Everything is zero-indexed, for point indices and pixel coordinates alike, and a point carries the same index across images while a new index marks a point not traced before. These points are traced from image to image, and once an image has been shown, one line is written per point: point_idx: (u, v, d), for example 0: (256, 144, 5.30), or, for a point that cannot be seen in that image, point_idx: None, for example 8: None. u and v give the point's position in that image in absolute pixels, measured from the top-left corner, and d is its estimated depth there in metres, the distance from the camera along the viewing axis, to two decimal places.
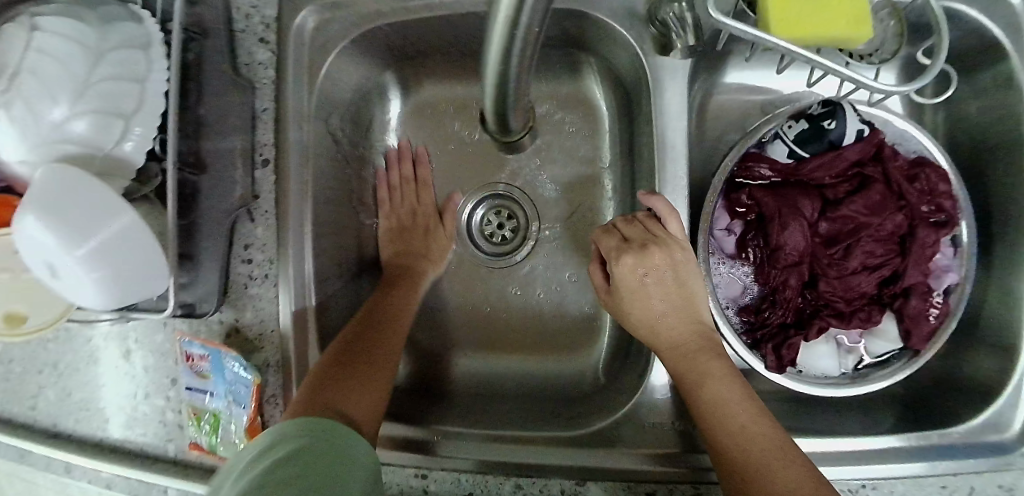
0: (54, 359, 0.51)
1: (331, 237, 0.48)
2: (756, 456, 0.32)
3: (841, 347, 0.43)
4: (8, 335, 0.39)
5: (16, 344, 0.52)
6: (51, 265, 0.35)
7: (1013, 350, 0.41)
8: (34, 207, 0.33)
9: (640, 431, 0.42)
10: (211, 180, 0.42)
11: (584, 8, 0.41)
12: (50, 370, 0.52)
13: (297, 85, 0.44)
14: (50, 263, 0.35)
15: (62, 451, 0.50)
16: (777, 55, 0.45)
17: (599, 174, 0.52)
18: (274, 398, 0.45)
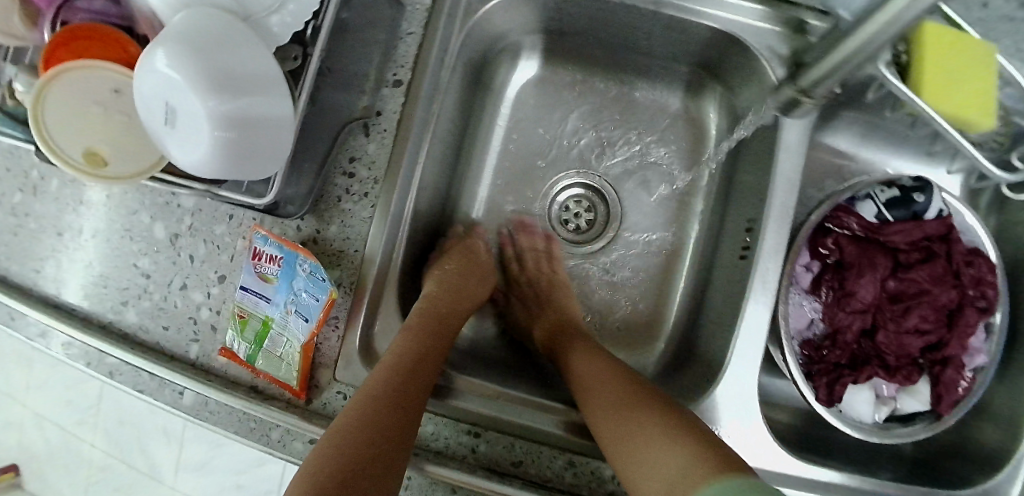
0: (84, 225, 0.47)
1: (430, 177, 0.47)
2: (621, 436, 0.36)
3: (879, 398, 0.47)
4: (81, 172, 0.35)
5: (43, 198, 0.47)
6: (171, 111, 0.32)
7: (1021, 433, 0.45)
8: (180, 43, 0.31)
9: None
10: (339, 83, 0.41)
11: (740, 34, 0.43)
12: (74, 235, 0.47)
13: (449, 21, 0.44)
14: (172, 107, 0.32)
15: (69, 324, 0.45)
16: (873, 130, 0.50)
17: (687, 191, 0.54)
18: (336, 320, 0.43)
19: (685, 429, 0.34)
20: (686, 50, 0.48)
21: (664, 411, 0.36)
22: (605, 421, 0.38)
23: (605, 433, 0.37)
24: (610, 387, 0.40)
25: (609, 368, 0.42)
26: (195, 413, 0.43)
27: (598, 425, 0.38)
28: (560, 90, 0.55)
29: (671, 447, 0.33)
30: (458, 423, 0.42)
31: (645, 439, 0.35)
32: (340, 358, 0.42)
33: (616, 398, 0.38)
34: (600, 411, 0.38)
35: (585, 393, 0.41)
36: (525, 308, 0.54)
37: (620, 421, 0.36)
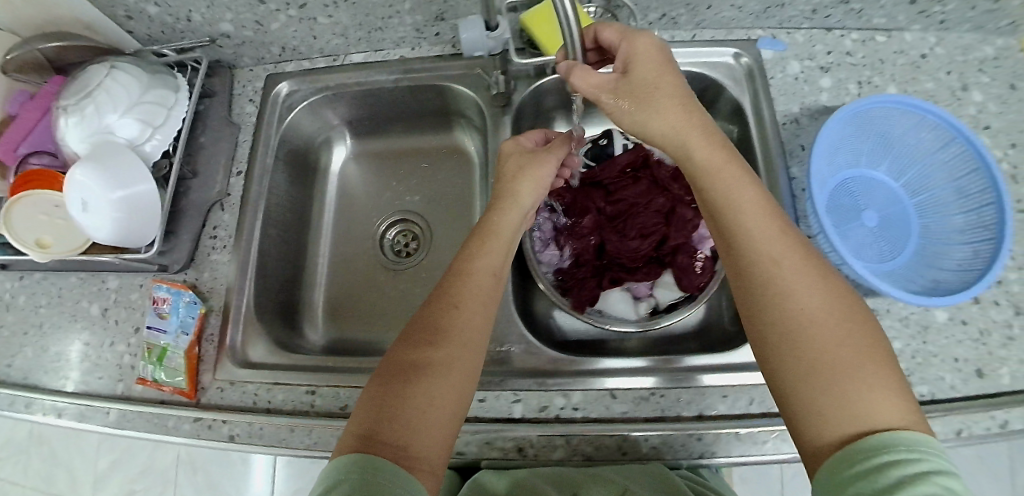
0: (41, 320, 0.65)
1: (274, 229, 0.67)
2: (813, 381, 0.35)
3: (635, 297, 0.60)
4: (36, 255, 0.56)
5: (13, 310, 0.66)
6: (84, 203, 0.54)
7: None
8: (92, 161, 0.54)
9: None
10: (200, 180, 0.65)
11: (444, 83, 0.66)
12: (34, 330, 0.65)
13: (268, 127, 0.67)
14: (85, 200, 0.54)
15: (27, 391, 0.61)
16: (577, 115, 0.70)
17: (472, 195, 0.74)
18: (210, 337, 0.60)
19: (881, 378, 0.34)
20: (433, 102, 0.70)
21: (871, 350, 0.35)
22: (811, 326, 0.36)
23: (815, 347, 0.35)
24: (811, 318, 0.36)
25: (807, 271, 0.38)
26: (119, 428, 0.58)
27: (792, 330, 0.36)
28: (377, 155, 0.77)
29: (864, 380, 0.34)
30: (300, 388, 0.56)
31: (837, 384, 0.34)
32: (215, 364, 0.59)
33: (825, 319, 0.36)
34: (812, 322, 0.36)
35: (792, 305, 0.37)
36: (376, 312, 0.70)
37: (816, 360, 0.35)
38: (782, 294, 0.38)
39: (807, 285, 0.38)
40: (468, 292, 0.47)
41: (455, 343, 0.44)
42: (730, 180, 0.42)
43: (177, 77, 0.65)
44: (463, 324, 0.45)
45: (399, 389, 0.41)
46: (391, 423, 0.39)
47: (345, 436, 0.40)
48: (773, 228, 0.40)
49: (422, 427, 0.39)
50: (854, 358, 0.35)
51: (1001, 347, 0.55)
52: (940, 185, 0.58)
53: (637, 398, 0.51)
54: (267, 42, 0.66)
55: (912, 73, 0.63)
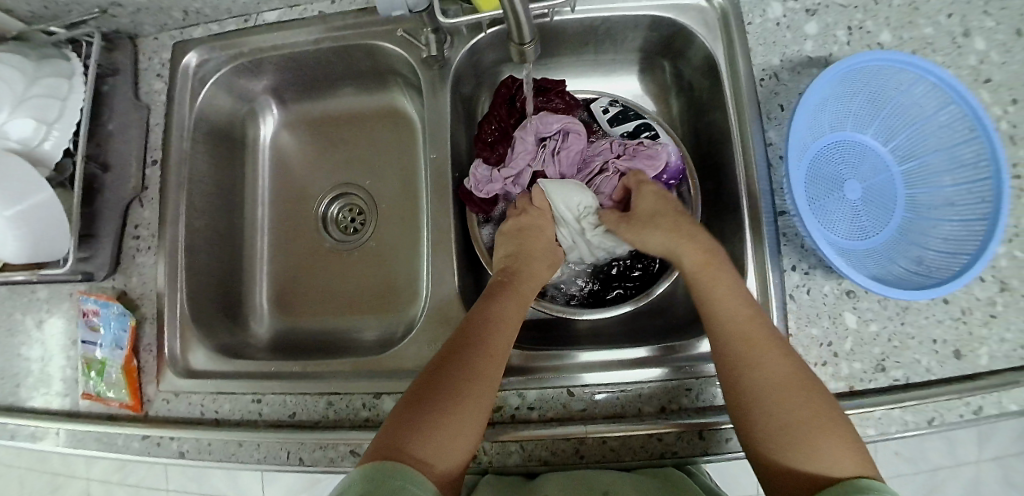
0: None
1: (200, 220, 0.62)
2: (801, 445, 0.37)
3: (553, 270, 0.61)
4: None
5: None
6: None
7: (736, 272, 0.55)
8: None
9: (423, 349, 0.53)
10: (113, 176, 0.60)
11: (369, 41, 0.60)
12: None
13: (180, 107, 0.61)
14: None
15: None
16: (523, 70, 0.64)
17: (415, 166, 0.69)
18: (148, 346, 0.57)
19: (855, 447, 0.37)
20: (362, 63, 0.64)
21: (836, 425, 0.38)
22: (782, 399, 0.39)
23: (778, 427, 0.38)
24: (774, 376, 0.40)
25: (775, 346, 0.42)
26: (71, 446, 0.57)
27: (775, 404, 0.39)
28: (314, 124, 0.72)
29: (826, 447, 0.36)
30: (244, 396, 0.54)
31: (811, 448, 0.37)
32: (156, 374, 0.56)
33: (801, 409, 0.38)
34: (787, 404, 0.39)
35: (772, 402, 0.39)
36: (324, 300, 0.67)
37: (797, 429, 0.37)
38: (749, 388, 0.40)
39: (789, 367, 0.40)
40: (499, 327, 0.46)
41: (486, 371, 0.43)
42: (731, 303, 0.44)
43: (65, 52, 0.57)
44: (487, 349, 0.44)
45: (421, 409, 0.40)
46: (426, 432, 0.39)
47: (370, 451, 0.39)
48: (750, 320, 0.43)
49: (449, 447, 0.39)
50: (817, 426, 0.37)
51: (982, 326, 0.52)
52: (933, 152, 0.52)
53: (593, 395, 0.49)
54: (166, 8, 0.59)
55: (908, 16, 0.56)
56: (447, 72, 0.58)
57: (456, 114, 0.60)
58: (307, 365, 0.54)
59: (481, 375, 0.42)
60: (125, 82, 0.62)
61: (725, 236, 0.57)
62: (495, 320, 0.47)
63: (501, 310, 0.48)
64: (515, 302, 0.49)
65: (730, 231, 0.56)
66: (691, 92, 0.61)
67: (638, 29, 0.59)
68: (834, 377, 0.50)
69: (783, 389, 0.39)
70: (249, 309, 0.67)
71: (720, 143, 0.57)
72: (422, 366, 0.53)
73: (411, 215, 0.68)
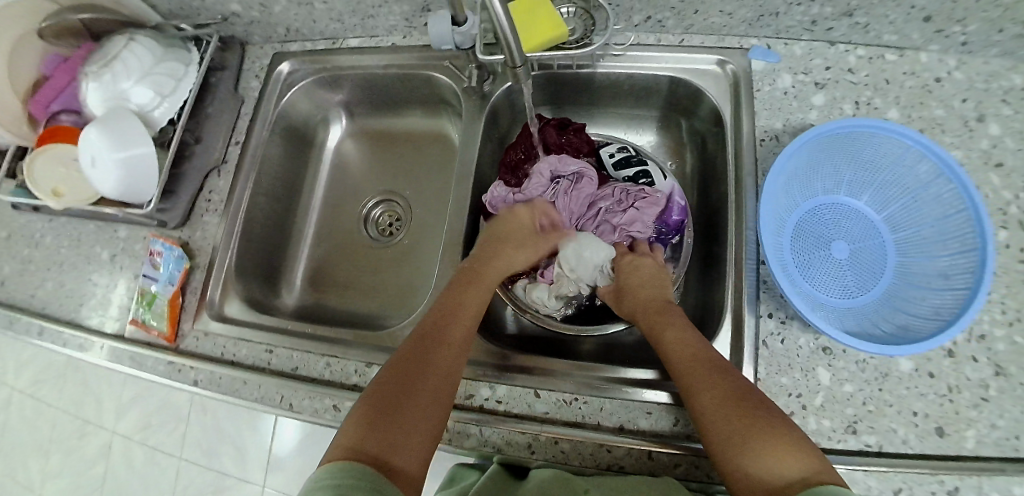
0: (63, 259, 0.74)
1: (262, 193, 0.73)
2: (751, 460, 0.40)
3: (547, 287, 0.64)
4: (52, 201, 0.65)
5: (41, 249, 0.75)
6: (93, 160, 0.61)
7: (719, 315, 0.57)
8: (101, 126, 0.60)
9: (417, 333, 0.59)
10: (200, 147, 0.72)
11: (426, 70, 0.70)
12: (57, 267, 0.74)
13: (267, 102, 0.74)
14: (93, 158, 0.61)
15: (44, 319, 0.70)
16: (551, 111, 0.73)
17: (447, 182, 0.78)
18: (192, 290, 0.66)
19: (797, 443, 0.39)
20: (417, 88, 0.75)
21: (773, 429, 0.40)
22: (727, 422, 0.42)
23: (725, 440, 0.42)
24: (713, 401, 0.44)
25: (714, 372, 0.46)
26: (111, 362, 0.65)
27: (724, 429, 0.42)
28: (369, 134, 0.82)
29: (765, 446, 0.40)
30: (259, 346, 0.61)
31: (753, 454, 0.40)
32: (194, 314, 0.64)
33: (733, 420, 0.42)
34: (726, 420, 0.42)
35: (718, 419, 0.43)
36: (346, 283, 0.75)
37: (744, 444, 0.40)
38: (701, 407, 0.44)
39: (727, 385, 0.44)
40: (463, 312, 0.53)
41: (443, 361, 0.49)
42: (679, 340, 0.50)
43: (188, 44, 0.72)
44: (447, 336, 0.50)
45: (387, 395, 0.45)
46: (394, 413, 0.43)
47: (339, 442, 0.42)
48: (695, 352, 0.48)
49: (416, 423, 0.44)
50: (757, 432, 0.40)
51: (971, 408, 0.52)
52: (927, 222, 0.53)
53: (557, 400, 0.52)
54: (272, 23, 0.73)
55: (920, 97, 0.60)
56: (484, 103, 0.67)
57: (487, 138, 0.68)
58: (316, 330, 0.61)
59: (441, 359, 0.48)
60: (227, 76, 0.76)
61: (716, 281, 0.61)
62: (462, 309, 0.53)
63: (466, 296, 0.54)
64: (475, 291, 0.55)
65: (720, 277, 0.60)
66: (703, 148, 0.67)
67: (659, 86, 0.66)
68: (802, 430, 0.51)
69: (717, 409, 0.43)
70: (282, 280, 0.76)
71: (720, 196, 0.61)
72: None
73: (435, 222, 0.76)
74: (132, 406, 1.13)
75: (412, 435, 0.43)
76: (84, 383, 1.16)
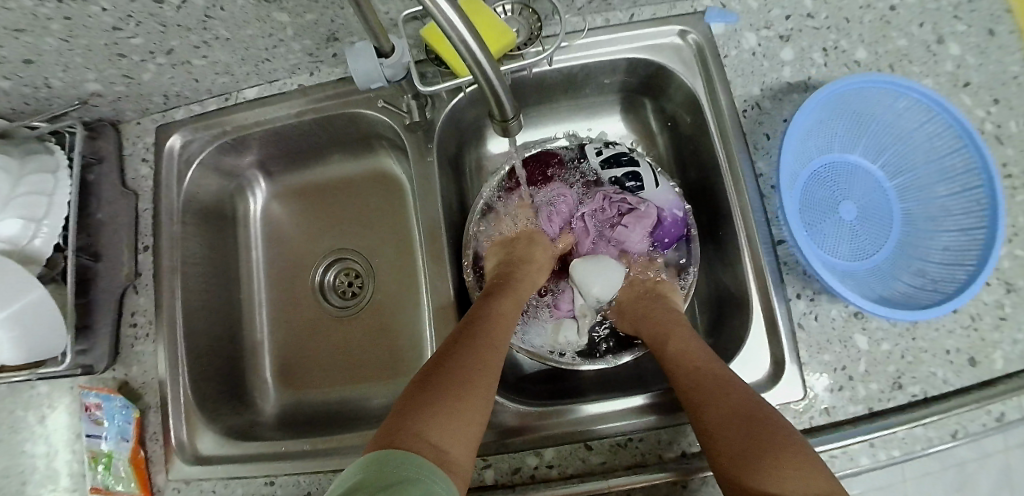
0: None
1: (197, 300, 0.62)
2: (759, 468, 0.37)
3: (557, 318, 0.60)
4: None
5: None
6: None
7: (741, 305, 0.54)
8: None
9: None
10: (106, 264, 0.59)
11: (352, 109, 0.60)
12: None
13: (168, 189, 0.61)
14: None
15: None
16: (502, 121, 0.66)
17: (409, 224, 0.69)
18: (154, 435, 0.56)
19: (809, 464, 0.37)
20: (346, 130, 0.64)
21: (786, 444, 0.38)
22: (738, 422, 0.40)
23: (737, 448, 0.38)
24: (725, 404, 0.41)
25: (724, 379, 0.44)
26: None
27: (736, 430, 0.39)
28: (300, 190, 0.72)
29: (770, 468, 0.36)
30: (256, 479, 0.53)
31: (767, 468, 0.37)
32: (165, 463, 0.55)
33: (745, 428, 0.39)
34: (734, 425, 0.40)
35: (722, 433, 0.40)
36: (330, 366, 0.66)
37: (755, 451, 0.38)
38: (705, 420, 0.41)
39: (733, 397, 0.41)
40: (501, 319, 0.49)
41: (489, 358, 0.44)
42: (683, 354, 0.48)
43: (48, 145, 0.57)
44: (492, 343, 0.46)
45: (430, 394, 0.40)
46: (435, 417, 0.38)
47: (376, 436, 0.38)
48: (702, 363, 0.46)
49: (456, 440, 0.38)
50: (763, 453, 0.37)
51: (994, 330, 0.52)
52: (923, 164, 0.52)
53: (612, 446, 0.49)
54: (147, 94, 0.59)
55: (883, 29, 0.57)
56: (430, 133, 0.58)
57: (443, 171, 0.60)
58: (318, 443, 0.53)
59: (486, 367, 0.44)
60: (111, 169, 0.62)
61: (725, 267, 0.57)
62: (499, 317, 0.49)
63: (501, 306, 0.51)
64: (510, 300, 0.52)
65: (729, 263, 0.56)
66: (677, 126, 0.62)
67: (616, 69, 0.60)
68: (853, 401, 0.49)
69: (727, 415, 0.40)
70: (255, 381, 0.66)
71: (710, 178, 0.57)
72: None
73: (409, 272, 0.68)
74: None
75: (455, 454, 0.37)
76: None
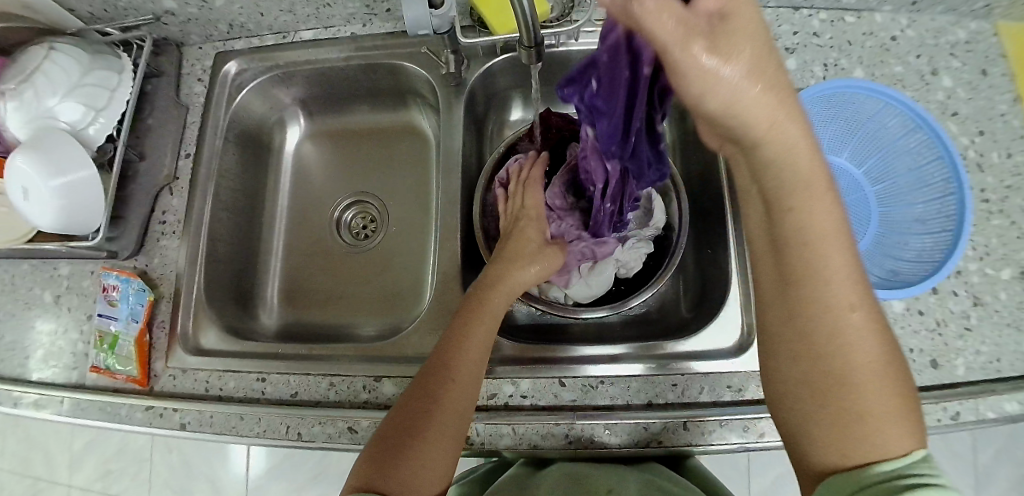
0: None
1: (223, 212, 0.67)
2: (851, 401, 0.29)
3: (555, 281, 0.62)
4: None
5: None
6: (25, 190, 0.53)
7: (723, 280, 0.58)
8: (27, 150, 0.52)
9: (424, 338, 0.56)
10: (148, 165, 0.64)
11: (395, 59, 0.66)
12: None
13: (216, 108, 0.67)
14: (25, 188, 0.53)
15: None
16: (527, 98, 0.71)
17: (427, 176, 0.74)
18: (161, 324, 0.60)
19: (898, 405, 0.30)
20: (385, 81, 0.70)
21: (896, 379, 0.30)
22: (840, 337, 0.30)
23: (832, 375, 0.30)
24: (837, 310, 0.30)
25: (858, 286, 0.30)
26: (73, 416, 0.58)
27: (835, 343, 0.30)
28: (330, 134, 0.78)
29: (889, 437, 0.29)
30: (249, 375, 0.56)
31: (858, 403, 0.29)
32: (166, 351, 0.58)
33: (864, 351, 0.30)
34: (851, 345, 0.30)
35: (850, 356, 0.30)
36: (330, 296, 0.70)
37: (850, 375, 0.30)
38: (829, 361, 0.30)
39: (857, 308, 0.30)
40: (464, 350, 0.46)
41: (449, 405, 0.43)
42: (837, 248, 0.30)
43: (119, 51, 0.63)
44: (448, 387, 0.44)
45: (394, 444, 0.42)
46: (400, 472, 0.40)
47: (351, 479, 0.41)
48: (833, 231, 0.30)
49: (420, 481, 0.41)
50: (887, 399, 0.30)
51: (957, 338, 0.55)
52: (904, 173, 0.57)
53: (584, 386, 0.52)
54: (214, 20, 0.66)
55: (880, 56, 0.63)
56: (460, 89, 0.64)
57: (467, 126, 0.65)
58: (312, 349, 0.57)
59: (443, 405, 0.43)
60: (168, 83, 0.68)
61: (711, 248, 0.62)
62: (465, 357, 0.46)
63: (464, 336, 0.47)
64: (482, 321, 0.49)
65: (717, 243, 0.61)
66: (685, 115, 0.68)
67: None
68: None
69: (851, 329, 0.30)
70: (258, 300, 0.70)
71: (709, 164, 0.62)
72: (422, 356, 0.55)
73: (419, 220, 0.72)
74: (90, 461, 1.01)
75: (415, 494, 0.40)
76: (28, 444, 1.02)
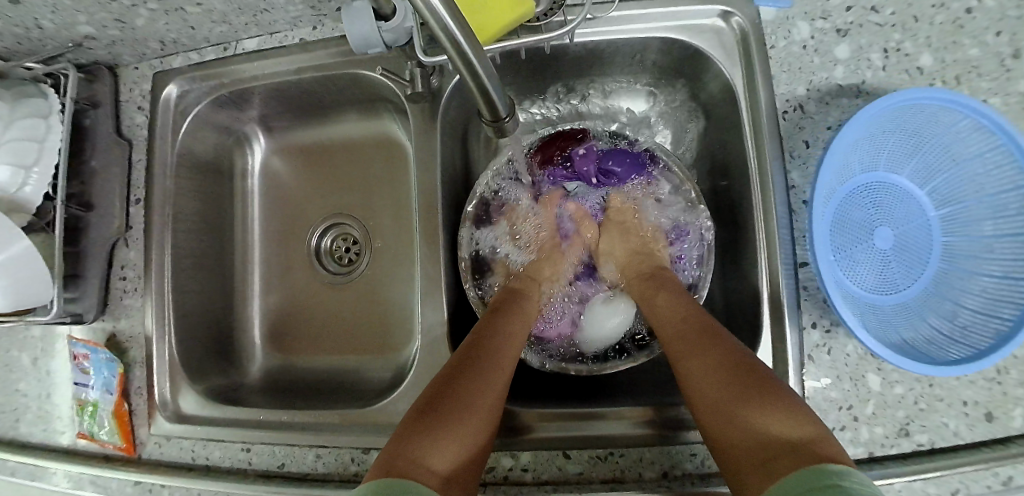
0: None
1: (188, 258, 0.61)
2: (730, 417, 0.38)
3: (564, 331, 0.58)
4: None
5: None
6: None
7: (750, 324, 0.51)
8: None
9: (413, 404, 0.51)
10: (98, 216, 0.58)
11: (357, 70, 0.56)
12: None
13: (162, 142, 0.59)
14: None
15: None
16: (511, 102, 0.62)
17: (408, 196, 0.66)
18: (138, 389, 0.57)
19: (791, 411, 0.36)
20: (352, 92, 0.61)
21: (769, 397, 0.37)
22: (703, 382, 0.41)
23: (711, 404, 0.39)
24: (699, 368, 0.42)
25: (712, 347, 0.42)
26: (66, 485, 0.57)
27: (713, 397, 0.40)
28: (300, 151, 0.69)
29: (772, 427, 0.35)
30: (233, 444, 0.53)
31: (747, 421, 0.37)
32: (147, 419, 0.56)
33: (727, 388, 0.39)
34: (702, 382, 0.41)
35: (718, 400, 0.39)
36: (318, 336, 0.66)
37: (723, 405, 0.38)
38: (707, 402, 0.40)
39: (709, 355, 0.42)
40: (502, 333, 0.47)
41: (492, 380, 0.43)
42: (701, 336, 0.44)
43: (43, 87, 0.55)
44: (489, 362, 0.44)
45: (430, 415, 0.39)
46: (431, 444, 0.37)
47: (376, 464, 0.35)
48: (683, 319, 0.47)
49: (449, 458, 0.37)
50: (766, 410, 0.36)
51: (1019, 387, 0.47)
52: (975, 196, 0.47)
53: (590, 458, 0.47)
54: (143, 39, 0.56)
55: (953, 35, 0.50)
56: (432, 107, 0.55)
57: (446, 148, 0.57)
58: (294, 417, 0.53)
59: (486, 382, 0.42)
60: (107, 115, 0.60)
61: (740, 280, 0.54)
62: (500, 339, 0.47)
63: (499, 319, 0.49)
64: (517, 314, 0.51)
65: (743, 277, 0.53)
66: (706, 111, 0.57)
67: (642, 49, 0.55)
68: (852, 443, 0.46)
69: (710, 370, 0.41)
70: (243, 344, 0.66)
71: (737, 182, 0.53)
72: None
73: (405, 248, 0.66)
74: None
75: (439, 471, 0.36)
76: None
